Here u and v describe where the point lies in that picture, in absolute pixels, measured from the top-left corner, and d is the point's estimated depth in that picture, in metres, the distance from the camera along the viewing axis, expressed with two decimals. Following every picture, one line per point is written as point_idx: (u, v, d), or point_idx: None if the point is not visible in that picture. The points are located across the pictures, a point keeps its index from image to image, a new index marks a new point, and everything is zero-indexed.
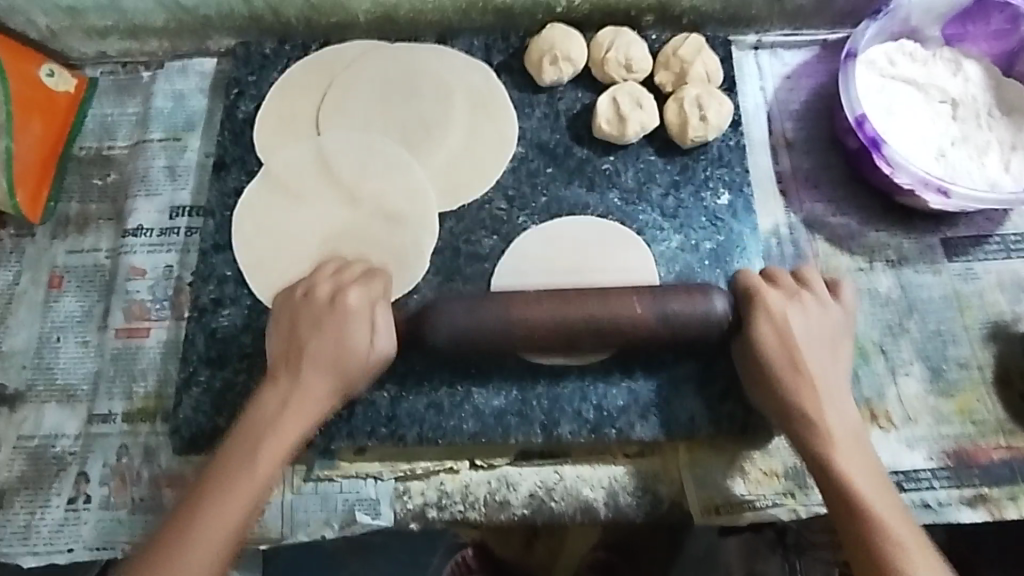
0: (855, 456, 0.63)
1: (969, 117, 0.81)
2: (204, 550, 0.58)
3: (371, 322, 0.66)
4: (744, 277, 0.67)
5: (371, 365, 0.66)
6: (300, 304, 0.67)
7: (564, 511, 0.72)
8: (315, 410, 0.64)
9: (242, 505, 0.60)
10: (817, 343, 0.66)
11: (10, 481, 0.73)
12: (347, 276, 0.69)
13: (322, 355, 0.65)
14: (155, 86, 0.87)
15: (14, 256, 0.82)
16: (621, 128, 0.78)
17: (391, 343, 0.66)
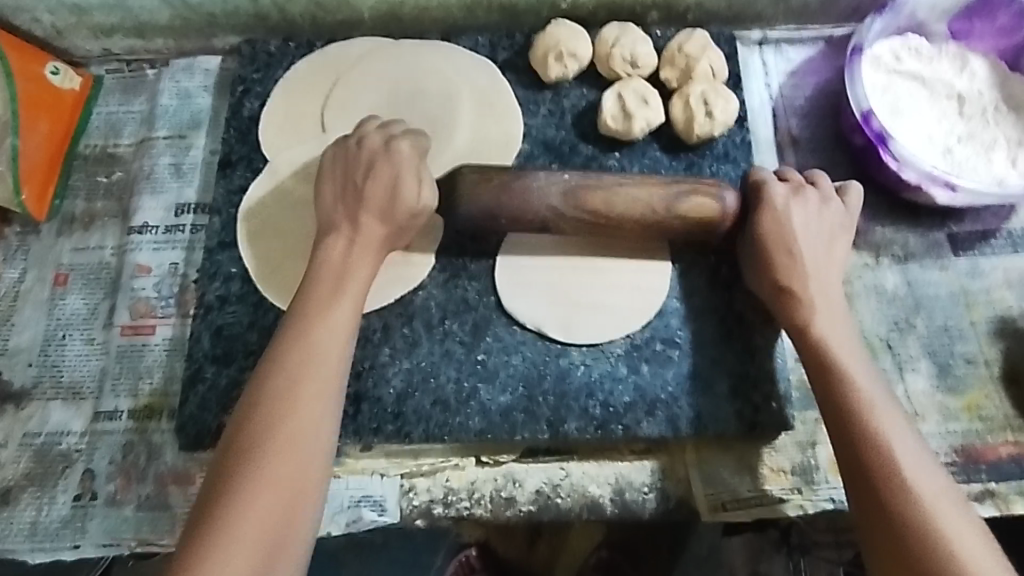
0: (892, 425, 0.59)
1: (975, 113, 0.81)
2: (254, 530, 0.53)
3: (417, 171, 0.68)
4: (774, 215, 0.67)
5: (420, 210, 0.68)
6: (350, 159, 0.69)
7: (570, 508, 0.72)
8: (376, 252, 0.66)
9: (278, 487, 0.54)
10: (831, 293, 0.67)
11: (16, 478, 0.73)
12: (374, 172, 0.67)
13: (375, 196, 0.67)
14: (160, 84, 0.87)
15: (20, 254, 0.82)
16: (627, 125, 0.78)
17: (434, 192, 0.68)
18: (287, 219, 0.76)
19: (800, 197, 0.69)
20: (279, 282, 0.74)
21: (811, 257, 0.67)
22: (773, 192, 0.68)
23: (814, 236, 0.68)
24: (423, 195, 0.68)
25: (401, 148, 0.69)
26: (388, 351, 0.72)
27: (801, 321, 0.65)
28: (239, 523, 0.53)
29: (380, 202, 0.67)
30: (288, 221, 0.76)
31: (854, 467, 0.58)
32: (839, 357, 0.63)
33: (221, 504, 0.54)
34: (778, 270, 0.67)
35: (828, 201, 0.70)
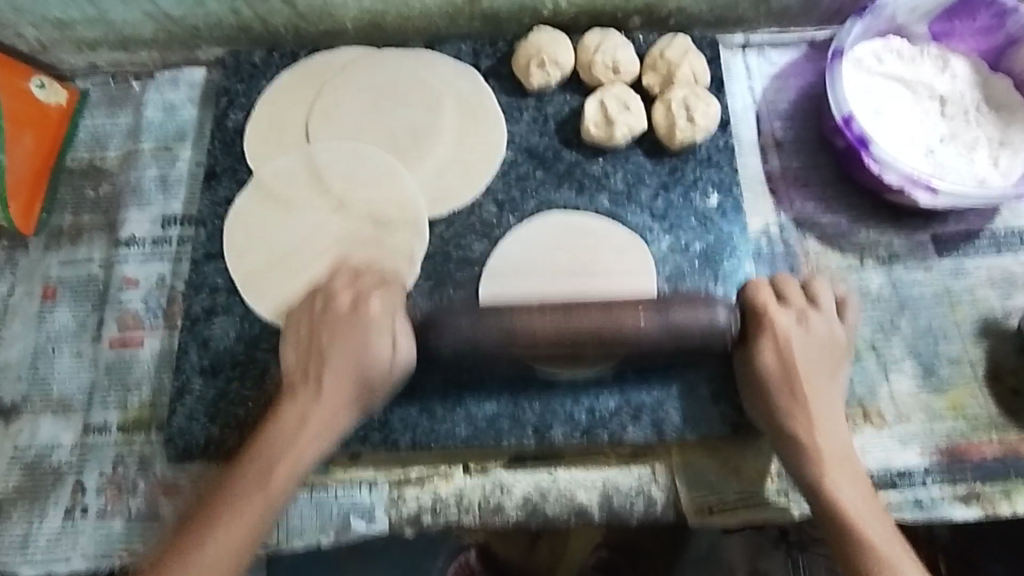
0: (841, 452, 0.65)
1: (957, 114, 0.81)
2: (253, 520, 0.61)
3: (390, 327, 0.66)
4: (768, 328, 0.67)
5: (394, 376, 0.66)
6: (320, 317, 0.68)
7: (558, 514, 0.72)
8: (346, 391, 0.65)
9: (258, 513, 0.61)
10: (815, 368, 0.67)
11: (7, 492, 0.74)
12: (358, 284, 0.69)
13: (341, 368, 0.65)
14: (145, 96, 0.88)
15: (9, 268, 0.82)
16: (609, 131, 0.78)
17: (412, 346, 0.66)
18: (273, 231, 0.77)
19: (797, 316, 0.68)
20: (267, 293, 0.75)
21: (799, 341, 0.67)
22: (757, 294, 0.68)
23: (802, 332, 0.67)
24: (399, 360, 0.65)
25: (372, 306, 0.67)
26: None
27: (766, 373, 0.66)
28: (237, 521, 0.60)
29: (352, 360, 0.65)
30: (272, 233, 0.77)
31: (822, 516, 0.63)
32: (809, 406, 0.65)
33: (216, 517, 0.60)
34: (761, 354, 0.67)
35: (819, 315, 0.68)
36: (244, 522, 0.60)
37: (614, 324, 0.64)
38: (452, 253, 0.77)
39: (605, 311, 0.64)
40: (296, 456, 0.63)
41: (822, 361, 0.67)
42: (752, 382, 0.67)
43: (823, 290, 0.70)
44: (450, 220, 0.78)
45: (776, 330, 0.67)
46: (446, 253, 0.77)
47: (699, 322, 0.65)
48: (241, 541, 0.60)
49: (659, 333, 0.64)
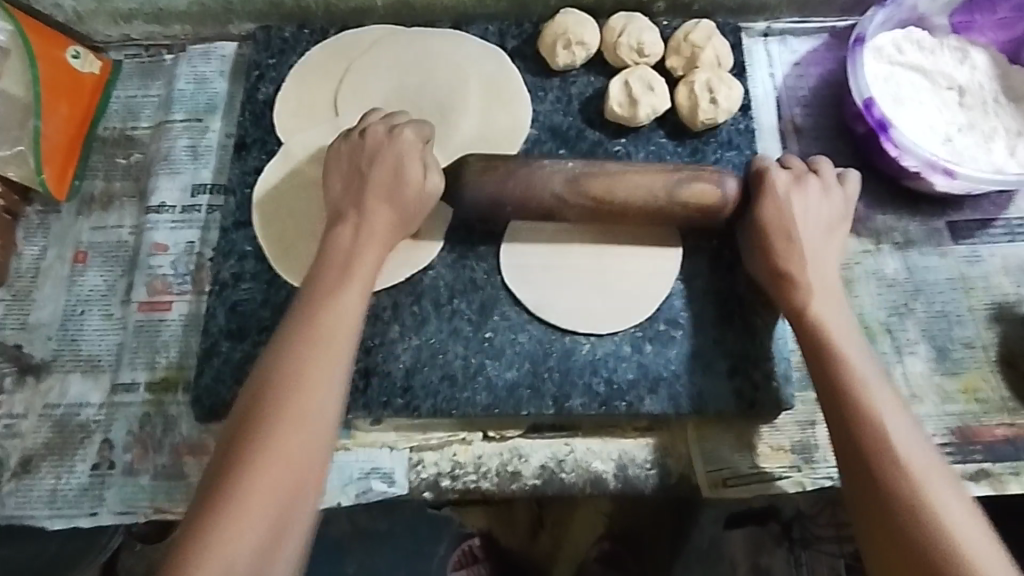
0: (889, 411, 0.60)
1: (975, 104, 0.82)
2: (265, 489, 0.55)
3: (422, 156, 0.70)
4: (774, 202, 0.69)
5: (425, 199, 0.70)
6: (358, 154, 0.71)
7: (574, 482, 0.73)
8: (382, 245, 0.69)
9: (283, 467, 0.56)
10: (826, 287, 0.68)
11: (37, 447, 0.75)
12: (379, 159, 0.70)
13: (378, 187, 0.69)
14: (177, 69, 0.89)
15: (41, 231, 0.84)
16: (632, 111, 0.80)
17: (440, 178, 0.71)
18: (300, 200, 0.79)
19: (796, 180, 0.71)
20: (294, 260, 0.77)
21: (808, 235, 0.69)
22: (774, 177, 0.70)
23: (813, 215, 0.70)
24: (429, 186, 0.70)
25: (405, 134, 0.71)
26: (398, 328, 0.74)
27: (801, 308, 0.67)
28: (236, 509, 0.54)
29: (389, 191, 0.69)
30: (301, 203, 0.78)
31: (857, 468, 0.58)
32: (844, 356, 0.63)
33: (216, 497, 0.54)
34: (778, 253, 0.69)
35: (817, 180, 0.72)
36: (261, 491, 0.55)
37: (653, 187, 0.70)
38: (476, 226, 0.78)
39: (649, 174, 0.70)
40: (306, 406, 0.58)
41: (827, 260, 0.70)
42: (784, 299, 0.68)
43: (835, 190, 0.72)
44: None
45: (790, 225, 0.69)
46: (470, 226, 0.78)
47: (711, 190, 0.70)
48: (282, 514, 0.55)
49: (680, 204, 0.70)
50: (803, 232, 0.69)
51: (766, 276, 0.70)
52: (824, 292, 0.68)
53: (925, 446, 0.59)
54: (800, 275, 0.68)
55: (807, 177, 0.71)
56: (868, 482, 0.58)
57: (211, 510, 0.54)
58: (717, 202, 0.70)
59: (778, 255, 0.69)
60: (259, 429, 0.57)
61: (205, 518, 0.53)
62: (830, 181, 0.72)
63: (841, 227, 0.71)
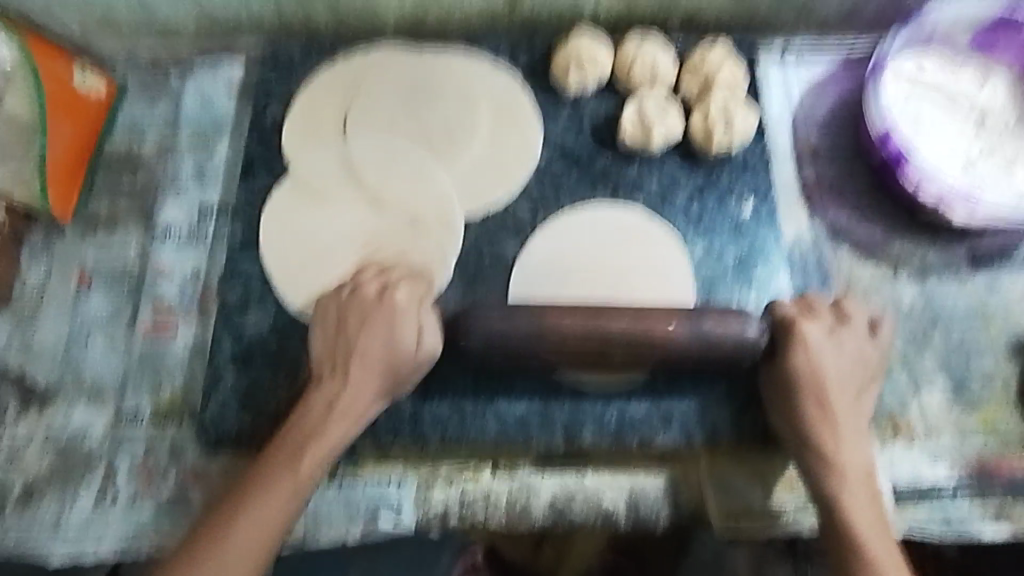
0: (858, 493, 0.65)
1: (997, 127, 0.80)
2: (247, 536, 0.62)
3: (416, 321, 0.68)
4: (806, 350, 0.67)
5: (422, 361, 0.67)
6: (347, 303, 0.69)
7: (584, 516, 0.72)
8: (374, 378, 0.67)
9: (269, 524, 0.62)
10: (845, 386, 0.68)
11: (41, 476, 0.75)
12: (370, 327, 0.67)
13: (373, 353, 0.67)
14: (184, 90, 0.88)
15: (46, 253, 0.83)
16: (646, 135, 0.78)
17: (437, 339, 0.68)
18: (308, 224, 0.77)
19: (827, 329, 0.69)
20: (301, 286, 0.75)
21: (835, 372, 0.67)
22: (804, 329, 0.68)
23: (833, 346, 0.68)
24: (424, 346, 0.67)
25: (399, 295, 0.69)
26: None
27: (807, 420, 0.67)
28: (230, 541, 0.61)
29: (380, 348, 0.67)
30: (309, 227, 0.77)
31: (824, 529, 0.65)
32: (841, 459, 0.66)
33: (217, 544, 0.61)
34: (801, 401, 0.67)
35: (851, 331, 0.69)
36: (236, 548, 0.61)
37: (645, 330, 0.64)
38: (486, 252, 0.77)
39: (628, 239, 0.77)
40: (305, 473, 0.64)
41: (851, 394, 0.68)
42: (778, 385, 0.68)
43: (861, 331, 0.70)
44: (484, 219, 0.78)
45: (806, 339, 0.67)
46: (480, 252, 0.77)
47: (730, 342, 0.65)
48: (249, 561, 0.61)
49: (691, 341, 0.64)
50: (829, 377, 0.67)
51: (791, 383, 0.67)
52: (839, 392, 0.67)
53: (885, 528, 0.64)
54: (801, 372, 0.67)
55: (839, 326, 0.69)
56: (833, 537, 0.64)
57: (206, 548, 0.61)
58: (739, 349, 0.65)
59: (800, 400, 0.67)
60: (257, 485, 0.63)
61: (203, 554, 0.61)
62: (861, 329, 0.70)
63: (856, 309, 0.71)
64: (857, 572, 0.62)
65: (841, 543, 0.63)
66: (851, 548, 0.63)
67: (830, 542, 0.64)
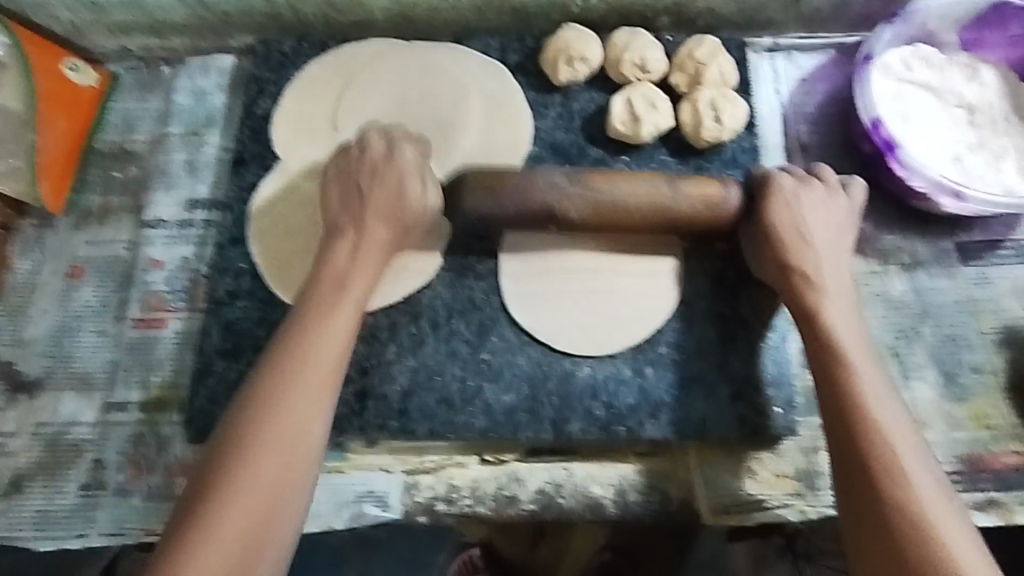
0: (909, 446, 0.56)
1: (985, 122, 0.80)
2: (274, 474, 0.54)
3: (421, 171, 0.68)
4: (785, 204, 0.67)
5: (427, 218, 0.68)
6: (355, 159, 0.68)
7: (573, 508, 0.72)
8: (381, 255, 0.66)
9: (301, 434, 0.56)
10: (830, 245, 0.67)
11: (28, 467, 0.74)
12: (380, 178, 0.67)
13: (385, 198, 0.66)
14: (176, 82, 0.89)
15: (36, 246, 0.83)
16: (635, 128, 0.78)
17: (439, 198, 0.69)
18: (299, 218, 0.77)
19: (799, 180, 0.69)
20: (292, 279, 0.75)
21: (820, 243, 0.67)
22: (779, 183, 0.68)
23: (815, 205, 0.68)
24: (429, 208, 0.68)
25: (405, 155, 0.68)
26: (394, 349, 0.73)
27: (801, 288, 0.65)
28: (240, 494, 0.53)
29: (386, 206, 0.67)
30: (300, 221, 0.77)
31: (848, 459, 0.57)
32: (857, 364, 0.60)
33: (225, 474, 0.53)
34: (785, 247, 0.66)
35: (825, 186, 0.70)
36: (269, 465, 0.54)
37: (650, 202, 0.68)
38: None
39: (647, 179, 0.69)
40: (304, 393, 0.57)
41: (840, 269, 0.67)
42: (769, 258, 0.68)
43: (840, 194, 0.70)
44: None
45: (784, 195, 0.68)
46: None
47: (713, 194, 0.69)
48: (276, 499, 0.54)
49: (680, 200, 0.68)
50: (813, 231, 0.67)
51: (771, 235, 0.67)
52: (825, 248, 0.67)
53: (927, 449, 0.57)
54: (804, 262, 0.66)
55: (812, 180, 0.69)
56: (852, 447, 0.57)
57: (221, 489, 0.53)
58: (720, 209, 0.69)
59: (785, 253, 0.66)
60: (277, 396, 0.57)
61: (225, 474, 0.53)
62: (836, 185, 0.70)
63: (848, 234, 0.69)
64: (888, 486, 0.54)
65: (885, 509, 0.54)
66: (887, 465, 0.55)
67: (852, 463, 0.56)
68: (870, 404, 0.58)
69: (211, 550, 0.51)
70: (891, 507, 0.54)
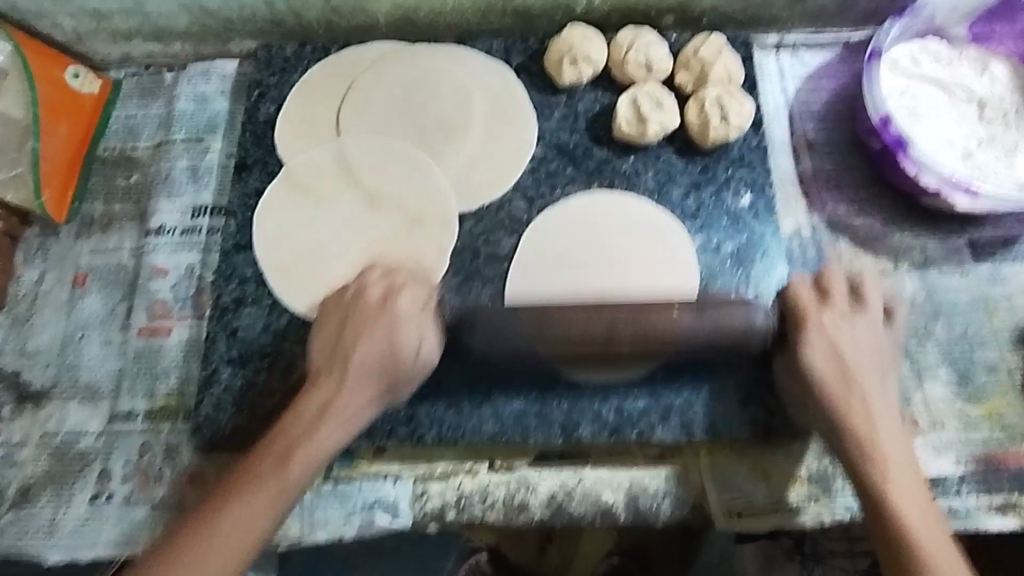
0: (910, 498, 0.59)
1: (996, 117, 0.79)
2: (234, 529, 0.57)
3: (420, 330, 0.66)
4: (797, 297, 0.67)
5: (421, 366, 0.66)
6: (348, 303, 0.67)
7: (583, 514, 0.71)
8: (380, 340, 0.65)
9: (269, 504, 0.59)
10: (857, 333, 0.65)
11: (36, 477, 0.74)
12: (365, 296, 0.67)
13: (368, 342, 0.64)
14: (177, 88, 0.88)
15: (41, 255, 0.83)
16: (641, 128, 0.77)
17: (438, 321, 0.68)
18: (303, 224, 0.77)
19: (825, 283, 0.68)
20: (297, 287, 0.75)
21: (843, 332, 0.65)
22: (796, 287, 0.67)
23: (842, 303, 0.67)
24: (425, 313, 0.67)
25: (402, 302, 0.66)
26: None
27: (817, 378, 0.64)
28: (222, 527, 0.57)
29: (375, 343, 0.64)
30: (304, 227, 0.77)
31: (867, 515, 0.60)
32: (879, 468, 0.61)
33: (208, 520, 0.57)
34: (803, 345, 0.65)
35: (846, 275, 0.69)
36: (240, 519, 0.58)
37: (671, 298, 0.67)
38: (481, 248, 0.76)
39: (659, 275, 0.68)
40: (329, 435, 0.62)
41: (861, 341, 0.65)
42: (782, 348, 0.67)
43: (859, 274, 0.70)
44: (479, 215, 0.77)
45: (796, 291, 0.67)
46: (475, 249, 0.76)
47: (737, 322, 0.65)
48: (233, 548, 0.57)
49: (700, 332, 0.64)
50: (830, 322, 0.65)
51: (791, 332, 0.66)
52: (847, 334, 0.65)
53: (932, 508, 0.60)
54: (819, 363, 0.64)
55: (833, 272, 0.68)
56: (872, 515, 0.60)
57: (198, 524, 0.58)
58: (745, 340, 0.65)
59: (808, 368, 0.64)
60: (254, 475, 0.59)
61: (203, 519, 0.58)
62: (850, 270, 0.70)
63: (878, 301, 0.68)
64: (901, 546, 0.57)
65: (897, 553, 0.57)
66: (899, 530, 0.58)
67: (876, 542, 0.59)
68: (882, 473, 0.60)
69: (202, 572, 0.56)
70: (882, 514, 0.59)
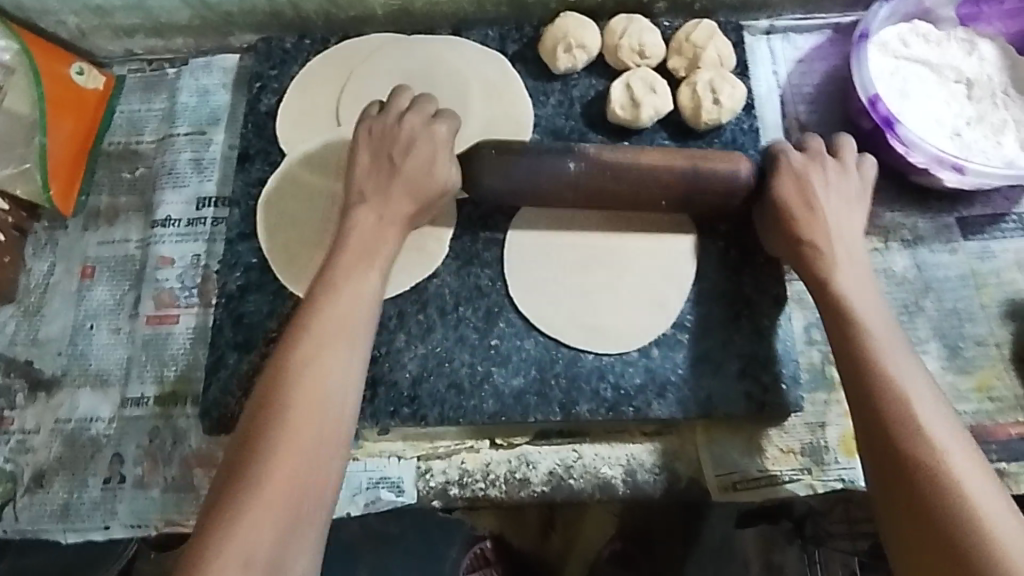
0: (926, 404, 0.57)
1: (984, 96, 0.81)
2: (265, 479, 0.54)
3: (446, 156, 0.70)
4: (792, 177, 0.69)
5: (443, 188, 0.70)
6: (383, 123, 0.71)
7: (583, 488, 0.73)
8: (399, 228, 0.68)
9: (290, 461, 0.54)
10: (858, 269, 0.66)
11: (50, 461, 0.76)
12: (414, 148, 0.69)
13: (413, 166, 0.69)
14: (179, 82, 0.90)
15: (49, 247, 0.85)
16: (635, 113, 0.79)
17: (457, 175, 0.71)
18: (303, 210, 0.79)
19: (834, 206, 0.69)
20: (298, 272, 0.77)
21: (842, 244, 0.67)
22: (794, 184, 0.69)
23: (838, 221, 0.68)
24: (442, 176, 0.70)
25: (440, 129, 0.71)
26: (403, 338, 0.74)
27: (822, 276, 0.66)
28: (262, 492, 0.53)
29: (415, 174, 0.69)
30: (304, 214, 0.79)
31: (875, 424, 0.57)
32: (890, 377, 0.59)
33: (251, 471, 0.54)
34: (817, 272, 0.66)
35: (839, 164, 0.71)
36: (281, 482, 0.54)
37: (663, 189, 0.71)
38: (480, 234, 0.77)
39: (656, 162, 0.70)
40: (309, 429, 0.56)
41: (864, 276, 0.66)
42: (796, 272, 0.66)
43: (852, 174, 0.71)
44: None
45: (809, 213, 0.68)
46: (474, 234, 0.77)
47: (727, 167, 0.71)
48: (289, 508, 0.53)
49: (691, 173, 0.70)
50: (836, 245, 0.67)
51: (799, 247, 0.67)
52: (842, 244, 0.67)
53: (943, 408, 0.58)
54: (820, 257, 0.66)
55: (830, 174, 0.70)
56: (881, 429, 0.57)
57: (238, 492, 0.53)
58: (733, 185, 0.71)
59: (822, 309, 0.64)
60: (275, 422, 0.56)
61: (233, 492, 0.53)
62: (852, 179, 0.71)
63: (857, 210, 0.70)
64: (919, 460, 0.54)
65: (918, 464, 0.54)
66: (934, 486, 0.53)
67: (890, 463, 0.55)
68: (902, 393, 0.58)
69: (253, 516, 0.52)
70: (909, 467, 0.54)
